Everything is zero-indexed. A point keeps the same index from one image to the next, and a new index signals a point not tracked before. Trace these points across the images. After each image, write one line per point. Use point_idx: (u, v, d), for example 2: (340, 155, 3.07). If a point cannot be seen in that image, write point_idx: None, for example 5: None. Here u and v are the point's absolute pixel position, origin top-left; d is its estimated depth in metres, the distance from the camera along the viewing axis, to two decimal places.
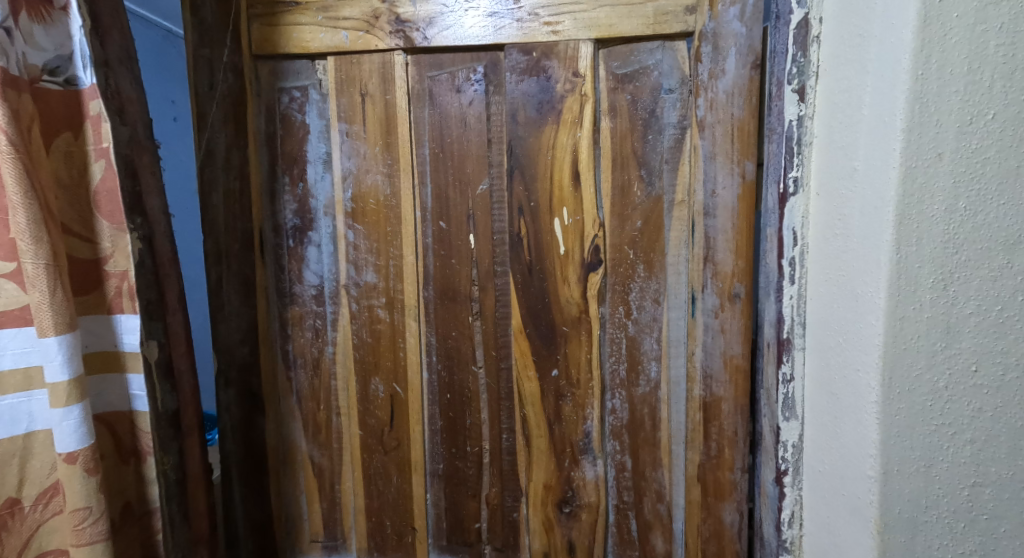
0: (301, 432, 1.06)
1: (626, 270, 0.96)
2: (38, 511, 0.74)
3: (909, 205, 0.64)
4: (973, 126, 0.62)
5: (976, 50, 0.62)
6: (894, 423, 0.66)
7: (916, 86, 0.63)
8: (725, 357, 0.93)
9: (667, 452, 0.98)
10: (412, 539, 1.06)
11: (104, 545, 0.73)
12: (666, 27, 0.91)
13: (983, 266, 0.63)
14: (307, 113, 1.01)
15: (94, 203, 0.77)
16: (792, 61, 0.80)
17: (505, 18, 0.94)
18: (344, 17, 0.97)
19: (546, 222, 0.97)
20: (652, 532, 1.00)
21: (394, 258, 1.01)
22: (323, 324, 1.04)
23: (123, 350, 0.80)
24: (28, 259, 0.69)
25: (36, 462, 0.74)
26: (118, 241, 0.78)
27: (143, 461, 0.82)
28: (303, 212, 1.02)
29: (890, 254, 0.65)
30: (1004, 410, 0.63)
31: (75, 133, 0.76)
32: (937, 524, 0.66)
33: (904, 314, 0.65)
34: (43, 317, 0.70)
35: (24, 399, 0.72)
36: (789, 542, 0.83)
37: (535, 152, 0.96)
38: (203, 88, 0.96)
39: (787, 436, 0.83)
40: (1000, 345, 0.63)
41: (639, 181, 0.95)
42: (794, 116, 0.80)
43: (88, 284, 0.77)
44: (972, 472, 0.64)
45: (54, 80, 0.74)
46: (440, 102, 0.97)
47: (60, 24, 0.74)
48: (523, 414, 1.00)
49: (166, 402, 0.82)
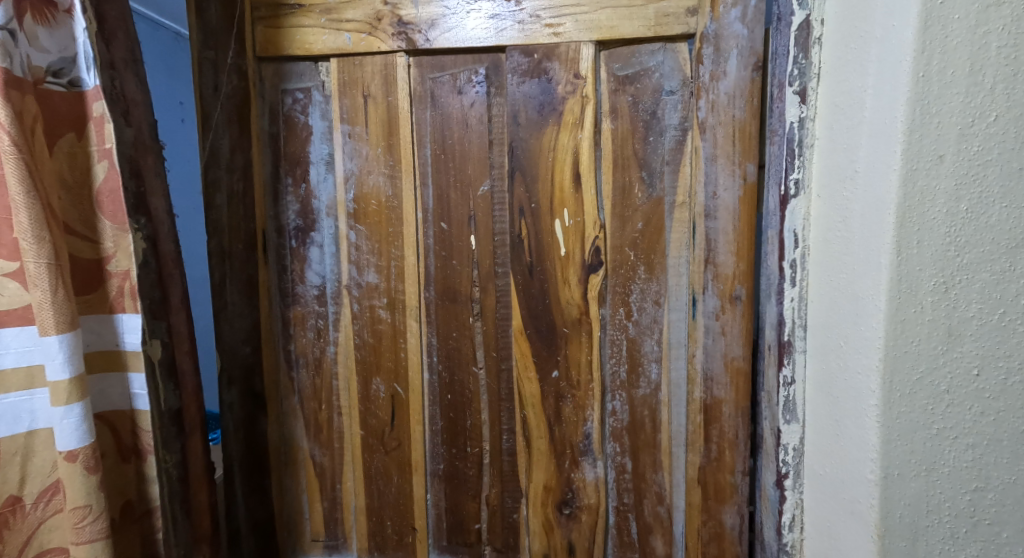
0: (302, 432, 1.07)
1: (627, 272, 0.96)
2: (38, 509, 0.75)
3: (910, 207, 0.64)
4: (974, 128, 0.62)
5: (978, 52, 0.61)
6: (895, 427, 0.66)
7: (916, 89, 0.63)
8: (726, 358, 0.93)
9: (667, 453, 0.98)
10: (412, 539, 1.06)
11: (104, 543, 0.74)
12: (668, 29, 0.91)
13: (986, 269, 0.62)
14: (310, 114, 1.02)
15: (96, 203, 0.78)
16: (793, 63, 0.80)
17: (507, 20, 0.94)
18: (347, 19, 0.98)
19: (547, 223, 0.97)
20: (652, 534, 1.00)
21: (396, 258, 1.01)
22: (326, 324, 1.04)
23: (124, 350, 0.80)
24: (30, 259, 0.70)
25: (38, 460, 0.74)
26: (120, 241, 0.79)
27: (143, 460, 0.82)
28: (306, 212, 1.03)
29: (891, 257, 0.65)
30: (1006, 415, 0.62)
31: (79, 133, 0.77)
32: (938, 528, 0.65)
33: (904, 317, 0.65)
34: (45, 316, 0.71)
35: (26, 397, 0.73)
36: (790, 545, 0.83)
37: (537, 153, 0.96)
38: (207, 89, 0.97)
39: (788, 440, 0.83)
40: (1002, 349, 0.62)
41: (639, 182, 0.95)
42: (795, 118, 0.80)
43: (91, 283, 0.78)
44: (974, 477, 0.64)
45: (58, 81, 0.75)
46: (442, 103, 0.98)
47: (64, 26, 0.75)
48: (523, 415, 1.00)
49: (169, 401, 0.83)
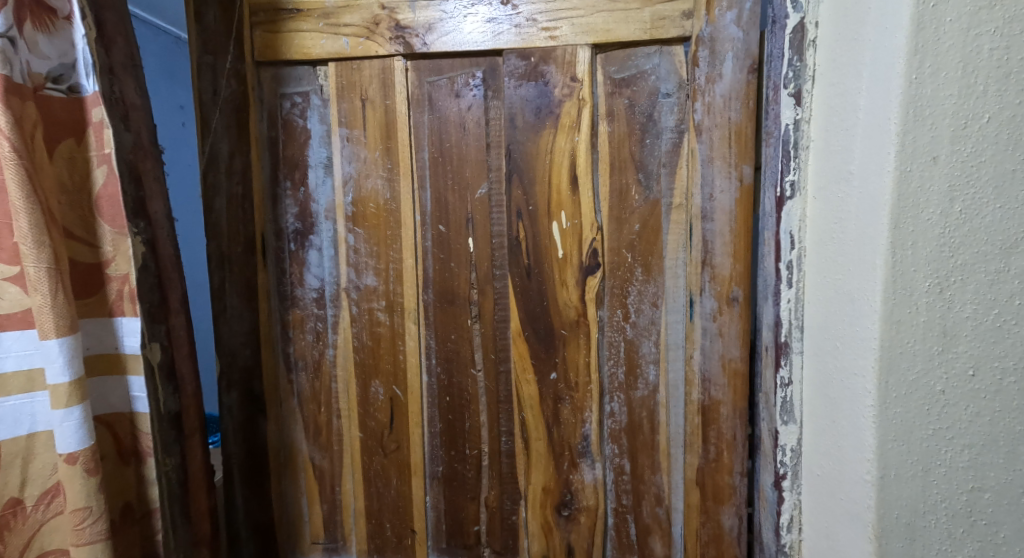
0: (302, 435, 1.07)
1: (624, 274, 0.97)
2: (39, 511, 0.76)
3: (905, 208, 0.64)
4: (968, 129, 0.62)
5: (970, 54, 0.61)
6: (891, 427, 0.66)
7: (909, 91, 0.63)
8: (724, 360, 0.93)
9: (665, 455, 0.98)
10: (411, 541, 1.06)
11: (104, 544, 0.74)
12: (664, 32, 0.92)
13: (981, 269, 0.62)
14: (309, 118, 1.02)
15: (96, 207, 0.78)
16: (788, 65, 0.80)
17: (504, 24, 0.95)
18: (345, 24, 0.98)
19: (544, 225, 0.97)
20: (651, 536, 1.00)
21: (394, 261, 1.02)
22: (324, 327, 1.05)
23: (124, 352, 0.81)
24: (30, 263, 0.70)
25: (38, 462, 0.75)
26: (120, 245, 0.79)
27: (143, 462, 0.83)
28: (304, 216, 1.03)
29: (886, 258, 0.65)
30: (1002, 415, 0.63)
31: (78, 139, 0.77)
32: (935, 529, 0.65)
33: (900, 318, 0.65)
34: (45, 319, 0.71)
35: (27, 400, 0.73)
36: (789, 546, 0.83)
37: (534, 156, 0.96)
38: (207, 93, 0.98)
39: (786, 440, 0.83)
40: (997, 349, 0.62)
41: (636, 185, 0.95)
42: (790, 120, 0.80)
43: (91, 287, 0.79)
44: (971, 477, 0.64)
45: (58, 87, 0.76)
46: (439, 107, 0.98)
47: (63, 33, 0.75)
48: (522, 417, 1.01)
49: (168, 404, 0.84)
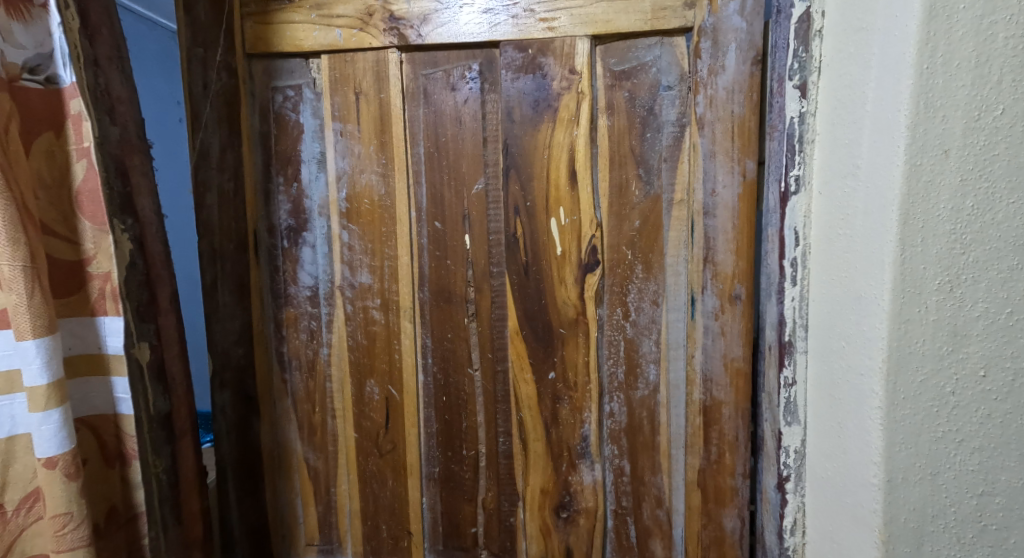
0: (296, 435, 1.05)
1: (624, 271, 0.94)
2: (20, 516, 0.74)
3: (915, 203, 0.61)
4: (980, 122, 0.60)
5: (984, 43, 0.59)
6: (899, 430, 0.63)
7: (920, 81, 0.60)
8: (726, 360, 0.92)
9: (666, 456, 0.97)
10: (408, 543, 1.04)
11: (86, 550, 0.72)
12: (665, 23, 0.89)
13: (992, 267, 0.60)
14: (301, 112, 1.00)
15: (76, 203, 0.76)
16: (793, 57, 0.78)
17: (501, 15, 0.92)
18: (338, 15, 0.96)
19: (542, 221, 0.95)
20: (651, 538, 0.98)
21: (390, 259, 0.99)
22: (318, 325, 1.03)
23: (107, 353, 0.78)
24: (4, 261, 0.68)
25: (18, 466, 0.73)
26: (101, 242, 0.77)
27: (128, 465, 0.80)
28: (297, 212, 1.01)
29: (895, 255, 0.62)
30: (1013, 416, 0.61)
31: (57, 133, 0.75)
32: (944, 534, 0.63)
33: (909, 317, 0.62)
34: (21, 319, 0.69)
35: (6, 402, 0.71)
36: (791, 550, 0.81)
37: (532, 151, 0.94)
38: (196, 87, 0.96)
39: (789, 442, 0.81)
40: (1010, 349, 0.60)
41: (637, 180, 0.93)
42: (795, 113, 0.78)
43: (72, 286, 0.76)
44: (981, 481, 0.62)
45: (34, 78, 0.73)
46: (434, 100, 0.96)
47: (39, 21, 0.72)
48: (520, 417, 0.99)
49: (157, 404, 0.82)
